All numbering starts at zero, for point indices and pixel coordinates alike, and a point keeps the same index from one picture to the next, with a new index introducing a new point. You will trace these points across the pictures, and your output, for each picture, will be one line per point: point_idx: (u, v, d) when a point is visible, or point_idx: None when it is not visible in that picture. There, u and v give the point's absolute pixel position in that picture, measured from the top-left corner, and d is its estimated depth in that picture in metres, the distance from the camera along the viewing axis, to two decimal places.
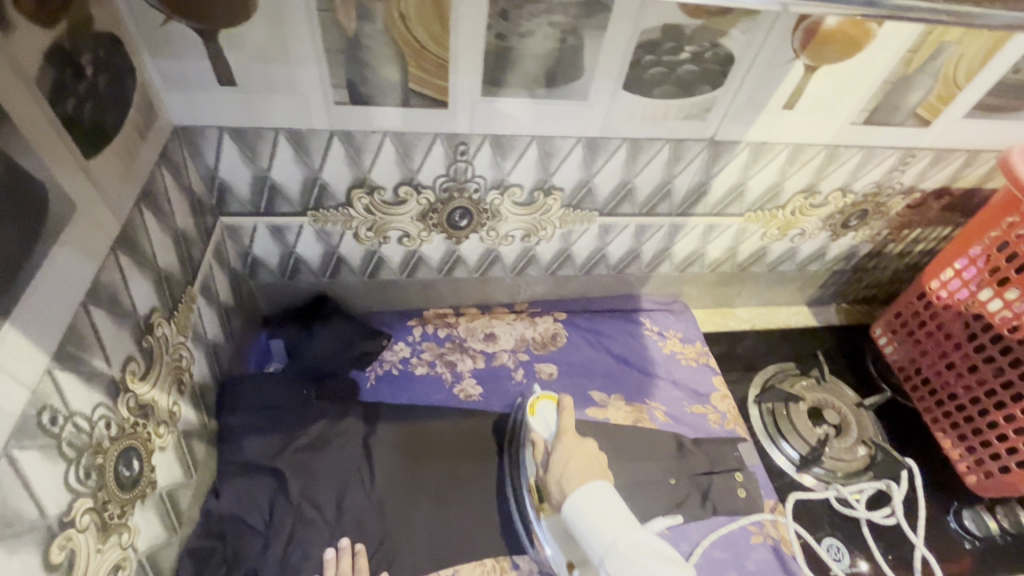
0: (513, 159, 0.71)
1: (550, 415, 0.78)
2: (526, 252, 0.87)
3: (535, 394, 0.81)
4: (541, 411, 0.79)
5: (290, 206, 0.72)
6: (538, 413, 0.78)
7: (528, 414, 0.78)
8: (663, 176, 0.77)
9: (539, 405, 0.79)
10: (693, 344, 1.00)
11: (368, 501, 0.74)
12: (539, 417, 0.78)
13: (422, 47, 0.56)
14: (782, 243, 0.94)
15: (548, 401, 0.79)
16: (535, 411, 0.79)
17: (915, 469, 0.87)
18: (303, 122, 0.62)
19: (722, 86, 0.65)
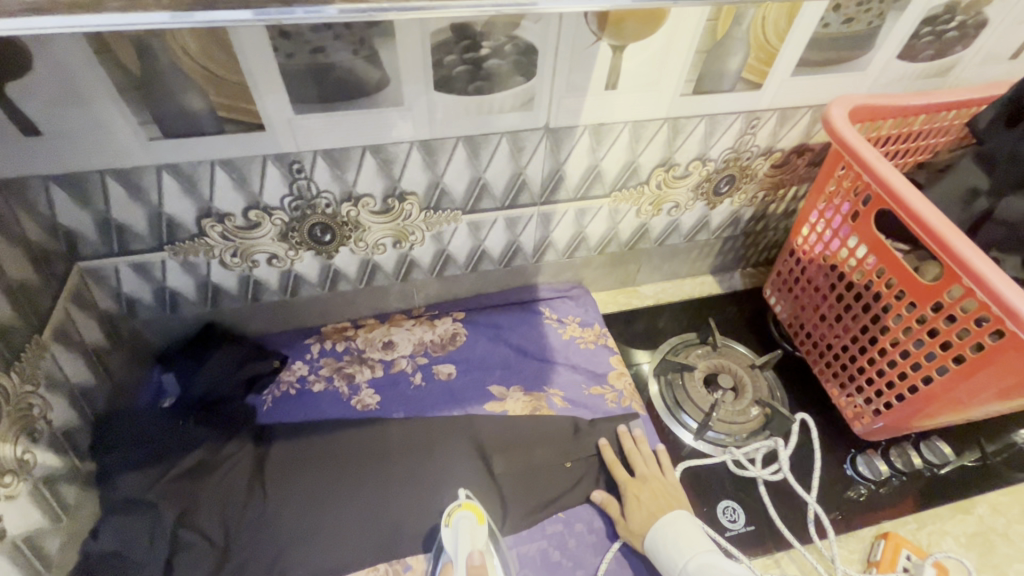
0: (353, 171, 0.72)
1: (466, 535, 0.72)
2: (403, 258, 0.89)
3: (458, 503, 0.76)
4: (456, 522, 0.73)
5: (143, 243, 0.74)
6: (454, 525, 0.73)
7: (444, 524, 0.74)
8: (512, 168, 0.78)
9: (458, 515, 0.74)
10: (592, 327, 1.01)
11: (259, 521, 0.76)
12: (453, 530, 0.73)
13: (216, 76, 0.58)
14: (660, 218, 0.96)
15: (468, 514, 0.74)
16: (451, 523, 0.74)
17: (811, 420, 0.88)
18: (124, 161, 0.64)
19: (536, 76, 0.67)
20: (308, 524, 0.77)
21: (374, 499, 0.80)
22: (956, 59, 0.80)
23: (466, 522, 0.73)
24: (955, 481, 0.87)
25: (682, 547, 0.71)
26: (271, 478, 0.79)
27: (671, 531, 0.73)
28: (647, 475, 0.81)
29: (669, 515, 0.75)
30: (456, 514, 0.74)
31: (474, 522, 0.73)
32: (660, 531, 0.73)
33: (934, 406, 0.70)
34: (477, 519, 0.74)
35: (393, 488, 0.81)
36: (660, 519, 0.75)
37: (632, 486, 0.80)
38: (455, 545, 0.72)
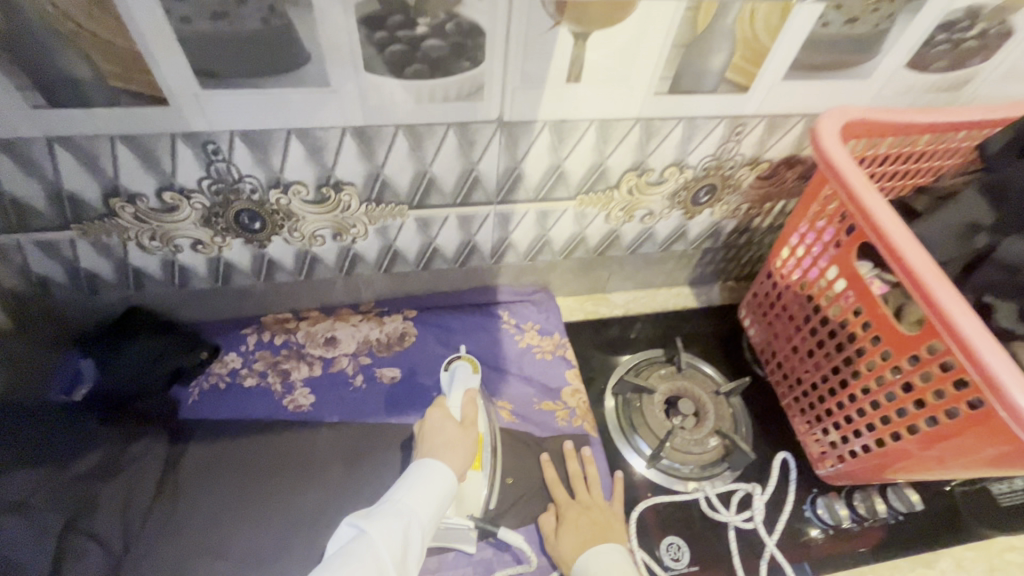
0: (279, 156, 0.64)
1: (462, 380, 0.79)
2: (346, 251, 0.82)
3: (460, 355, 0.84)
4: (455, 368, 0.81)
5: (46, 220, 0.67)
6: (453, 370, 0.81)
7: (443, 370, 0.81)
8: (463, 163, 0.70)
9: (458, 362, 0.82)
10: (552, 336, 0.94)
11: (166, 525, 0.70)
12: (450, 375, 0.80)
13: (102, 39, 0.50)
14: (632, 225, 0.88)
15: (467, 362, 0.81)
16: (450, 369, 0.81)
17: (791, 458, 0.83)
18: (7, 131, 0.56)
19: (484, 62, 0.59)
20: (218, 535, 0.71)
21: (298, 511, 0.75)
22: (973, 72, 0.71)
23: (462, 369, 0.80)
24: (921, 533, 0.81)
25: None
26: (193, 479, 0.75)
27: (595, 560, 0.68)
28: (591, 501, 0.76)
29: (598, 545, 0.70)
30: (455, 362, 0.81)
31: (470, 371, 0.80)
32: (586, 560, 0.68)
33: (900, 463, 0.64)
34: (472, 368, 0.81)
35: (316, 499, 0.76)
36: (588, 547, 0.70)
37: (574, 508, 0.75)
38: (452, 386, 0.79)
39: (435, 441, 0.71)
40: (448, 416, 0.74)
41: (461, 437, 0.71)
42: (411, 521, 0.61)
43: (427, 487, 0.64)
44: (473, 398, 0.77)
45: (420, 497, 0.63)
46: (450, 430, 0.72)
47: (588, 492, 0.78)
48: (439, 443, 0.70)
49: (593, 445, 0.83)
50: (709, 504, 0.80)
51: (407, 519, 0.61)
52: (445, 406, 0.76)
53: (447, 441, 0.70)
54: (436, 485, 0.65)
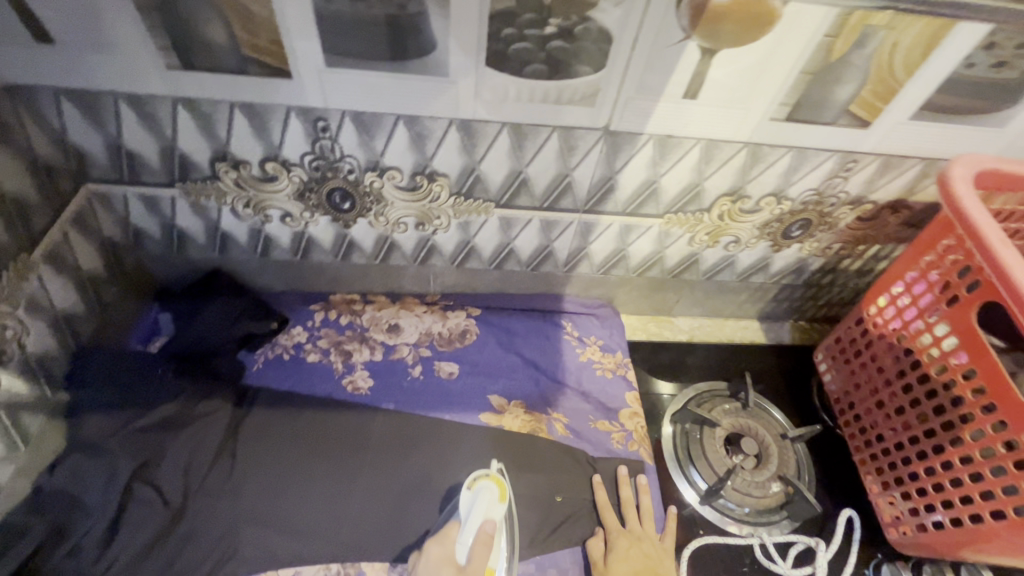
0: (383, 140, 0.65)
1: (478, 515, 0.67)
2: (424, 241, 0.82)
3: (487, 472, 0.70)
4: (479, 489, 0.69)
5: (155, 177, 0.69)
6: (474, 492, 0.69)
7: (466, 485, 0.69)
8: (559, 168, 0.69)
9: (482, 484, 0.69)
10: (614, 354, 0.92)
11: (223, 484, 0.72)
12: (472, 495, 0.69)
13: (244, 8, 0.52)
14: (714, 251, 0.85)
15: (493, 487, 0.68)
16: (472, 488, 0.69)
17: (857, 517, 0.78)
18: (139, 88, 0.58)
19: (604, 69, 0.58)
20: (267, 505, 0.72)
21: (344, 493, 0.74)
22: None
23: (487, 494, 0.68)
24: None
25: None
26: (248, 445, 0.75)
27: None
28: (638, 529, 0.74)
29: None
30: (480, 481, 0.69)
31: (494, 500, 0.68)
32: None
33: (990, 546, 0.60)
34: (497, 498, 0.68)
35: (367, 480, 0.76)
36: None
37: (623, 536, 0.73)
38: (469, 511, 0.67)
39: None
40: (451, 559, 0.64)
41: None
42: None
43: None
44: (487, 540, 0.65)
45: None
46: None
47: (634, 523, 0.75)
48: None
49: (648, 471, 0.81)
50: (764, 552, 0.77)
51: None
52: (450, 542, 0.65)
53: None
54: None
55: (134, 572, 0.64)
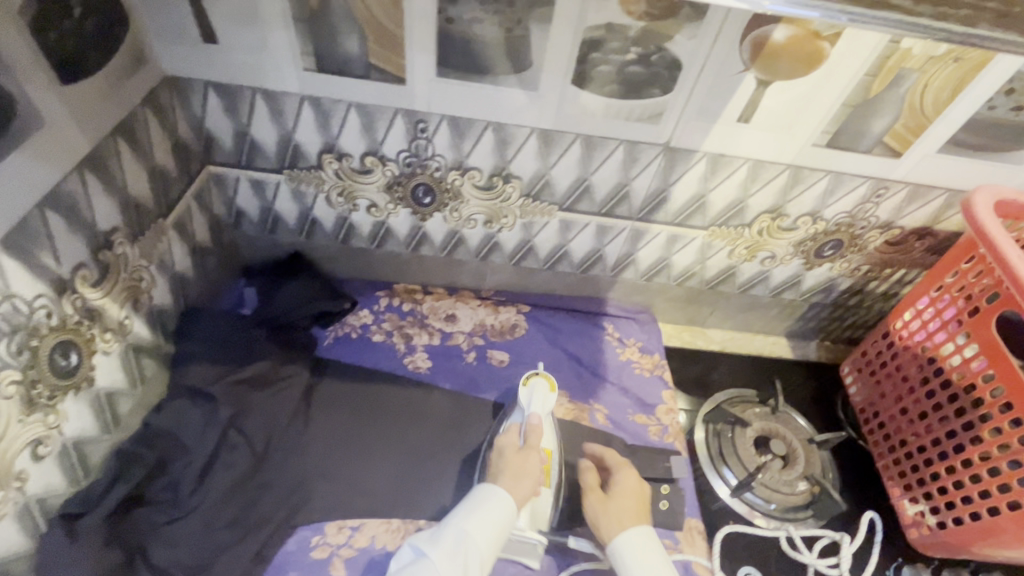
0: (471, 142, 0.75)
1: (539, 401, 0.79)
2: (489, 238, 0.91)
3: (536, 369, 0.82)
4: (532, 385, 0.81)
5: (268, 163, 0.79)
6: (529, 387, 0.81)
7: (520, 383, 0.81)
8: (620, 177, 0.78)
9: (535, 380, 0.81)
10: (652, 355, 0.99)
11: (297, 441, 0.79)
12: (528, 391, 0.80)
13: (380, 25, 0.62)
14: (751, 265, 0.93)
15: (543, 380, 0.80)
16: (527, 385, 0.80)
17: (880, 520, 0.84)
18: (275, 85, 0.69)
19: (672, 92, 0.67)
20: (334, 467, 0.79)
21: (401, 462, 0.82)
22: None
23: (538, 389, 0.79)
24: None
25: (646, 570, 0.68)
26: (319, 415, 0.83)
27: (636, 552, 0.69)
28: (632, 482, 0.77)
29: (628, 530, 0.71)
30: (531, 378, 0.81)
31: (546, 390, 0.80)
32: (623, 547, 0.70)
33: (995, 538, 0.68)
34: (550, 387, 0.80)
35: (424, 449, 0.84)
36: (624, 532, 0.71)
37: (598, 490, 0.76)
38: (526, 403, 0.80)
39: (496, 464, 0.75)
40: (513, 441, 0.77)
41: (518, 463, 0.73)
42: (469, 546, 0.64)
43: (482, 511, 0.68)
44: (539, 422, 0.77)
45: (477, 519, 0.67)
46: (508, 453, 0.75)
47: (625, 475, 0.77)
48: (510, 472, 0.72)
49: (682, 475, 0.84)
50: (789, 543, 0.82)
51: (463, 541, 0.64)
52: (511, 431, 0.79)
53: (506, 464, 0.74)
54: (494, 512, 0.68)
55: (224, 508, 0.71)
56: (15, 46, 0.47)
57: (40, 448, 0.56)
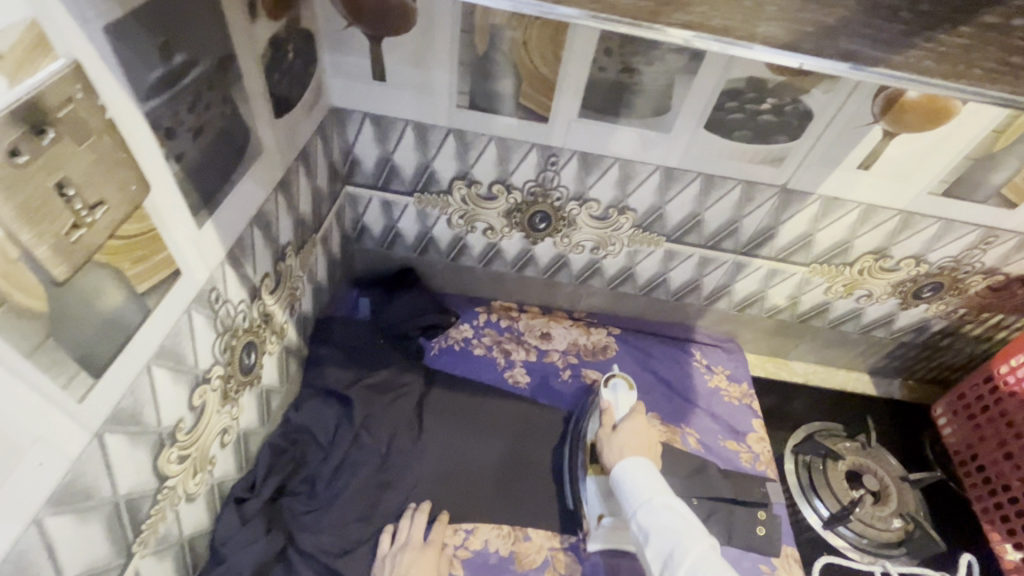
0: (596, 176, 0.80)
1: (622, 395, 0.85)
2: (593, 263, 0.95)
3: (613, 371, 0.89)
4: (614, 384, 0.87)
5: (402, 186, 0.86)
6: (611, 387, 0.86)
7: (601, 383, 0.87)
8: (733, 214, 0.83)
9: (614, 379, 0.87)
10: (739, 385, 1.02)
11: (413, 445, 0.84)
12: (611, 388, 0.86)
13: (536, 70, 0.68)
14: (846, 302, 0.95)
15: (622, 378, 0.87)
16: (609, 384, 0.86)
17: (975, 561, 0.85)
18: (427, 118, 0.76)
19: (799, 139, 0.71)
20: (447, 473, 0.84)
21: (506, 471, 0.86)
22: None
23: (622, 386, 0.86)
24: None
25: (636, 489, 0.70)
26: (431, 423, 0.88)
27: (629, 472, 0.72)
28: (640, 425, 0.79)
29: (629, 457, 0.73)
30: (613, 377, 0.87)
31: (627, 388, 0.86)
32: (619, 471, 0.73)
33: None
34: (628, 384, 0.87)
35: (527, 460, 0.87)
36: (631, 457, 0.73)
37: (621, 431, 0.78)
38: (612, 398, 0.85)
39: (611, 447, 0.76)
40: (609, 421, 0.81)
41: (633, 433, 0.78)
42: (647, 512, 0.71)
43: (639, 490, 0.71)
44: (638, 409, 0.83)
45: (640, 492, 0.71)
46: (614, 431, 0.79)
47: (631, 419, 0.79)
48: (628, 446, 0.75)
49: (778, 504, 0.87)
50: None
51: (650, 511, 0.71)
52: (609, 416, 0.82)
53: (624, 444, 0.76)
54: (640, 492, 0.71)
55: (355, 504, 0.76)
56: (255, 88, 0.55)
57: (225, 436, 0.62)
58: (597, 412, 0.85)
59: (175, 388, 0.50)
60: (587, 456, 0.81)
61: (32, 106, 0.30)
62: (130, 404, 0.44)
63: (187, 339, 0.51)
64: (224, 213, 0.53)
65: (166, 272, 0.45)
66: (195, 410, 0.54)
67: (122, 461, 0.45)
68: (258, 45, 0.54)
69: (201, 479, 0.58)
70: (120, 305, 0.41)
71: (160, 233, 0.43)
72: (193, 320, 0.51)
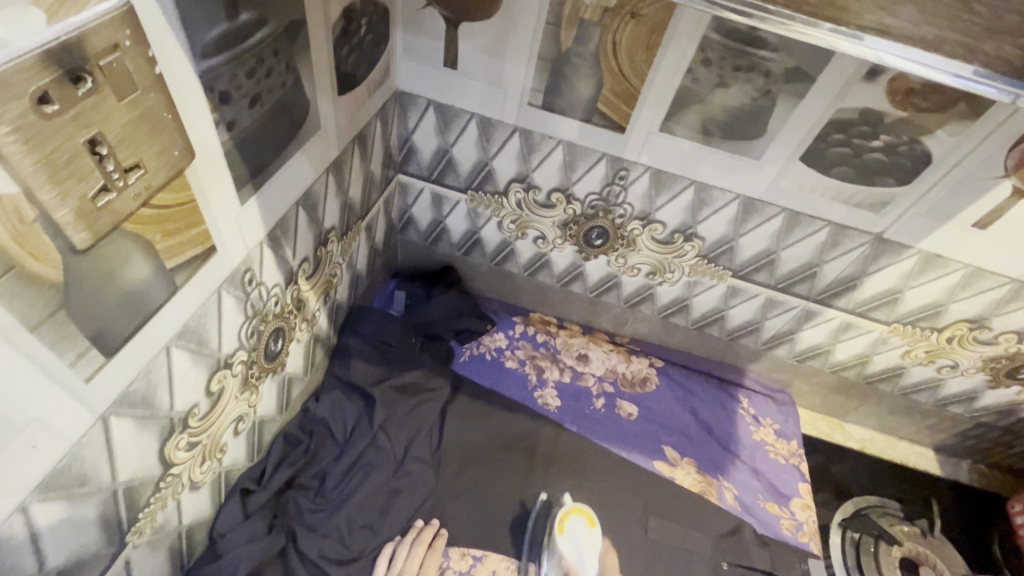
0: (668, 197, 0.73)
1: (586, 541, 0.71)
2: (646, 288, 0.88)
3: (566, 509, 0.74)
4: (570, 527, 0.72)
5: (455, 182, 0.81)
6: (568, 532, 0.72)
7: (557, 530, 0.71)
8: (813, 257, 0.74)
9: (570, 521, 0.73)
10: (788, 442, 0.93)
11: (430, 456, 0.79)
12: (569, 537, 0.71)
13: (622, 75, 0.62)
14: (925, 370, 0.85)
15: (582, 517, 0.73)
16: (566, 531, 0.71)
17: None
18: (494, 113, 0.71)
19: (908, 185, 0.63)
20: (462, 488, 0.78)
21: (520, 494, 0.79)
22: None
23: (581, 529, 0.72)
24: None
25: None
26: (455, 431, 0.83)
27: None
28: None
29: None
30: (568, 520, 0.73)
31: (586, 528, 0.73)
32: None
33: None
34: (589, 523, 0.73)
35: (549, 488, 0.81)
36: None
37: None
38: (573, 549, 0.70)
39: None
40: None
41: None
42: None
43: None
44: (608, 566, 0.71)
45: None
46: None
47: None
48: None
49: None
50: None
51: None
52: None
53: None
54: None
55: (363, 510, 0.71)
56: (321, 60, 0.51)
57: (239, 425, 0.59)
58: (554, 560, 0.70)
59: (192, 371, 0.46)
60: None
61: (72, 48, 0.26)
62: (142, 387, 0.40)
63: (214, 320, 0.47)
64: (270, 191, 0.49)
65: (201, 249, 0.41)
66: (211, 396, 0.51)
67: (125, 447, 0.41)
68: (330, 14, 0.50)
69: (209, 467, 0.55)
70: (146, 279, 0.37)
71: (199, 204, 0.39)
72: (221, 301, 0.47)
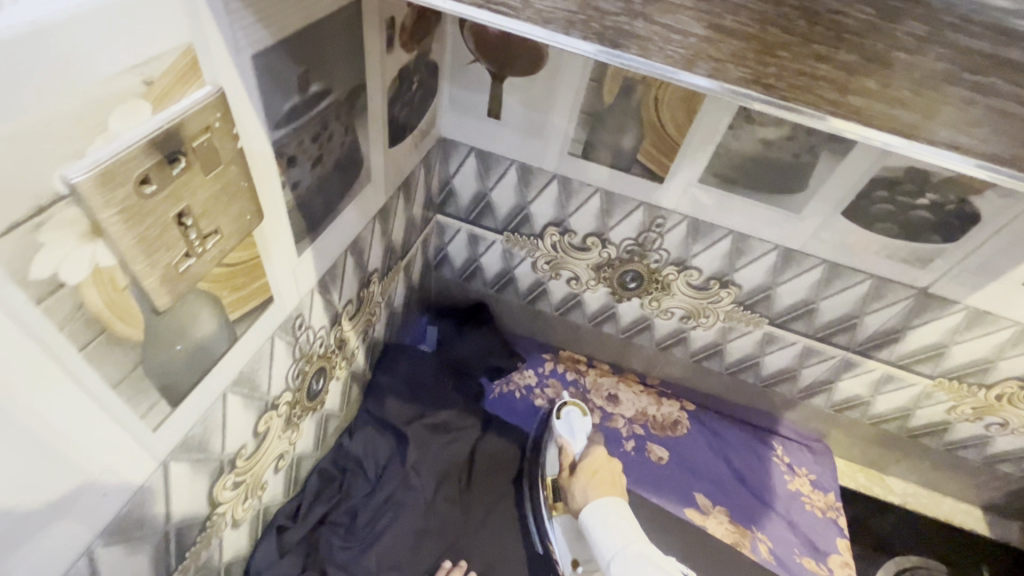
0: (704, 245, 0.73)
1: (578, 425, 0.78)
2: (679, 332, 0.88)
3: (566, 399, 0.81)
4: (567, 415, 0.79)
5: (492, 223, 0.83)
6: (564, 418, 0.79)
7: (553, 416, 0.79)
8: (853, 309, 0.73)
9: (567, 409, 0.79)
10: (825, 495, 0.90)
11: (459, 496, 0.79)
12: (564, 421, 0.78)
13: (662, 129, 0.64)
14: (971, 426, 0.82)
15: (576, 406, 0.79)
16: (561, 415, 0.79)
17: None
18: (534, 160, 0.72)
19: (954, 242, 0.62)
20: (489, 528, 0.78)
21: None
22: None
23: (576, 413, 0.79)
24: None
25: (608, 537, 0.63)
26: (487, 472, 0.83)
27: (599, 519, 0.64)
28: (602, 455, 0.73)
29: (595, 500, 0.67)
30: (565, 407, 0.79)
31: (582, 415, 0.79)
32: (589, 517, 0.65)
33: None
34: (583, 411, 0.79)
35: None
36: (596, 499, 0.67)
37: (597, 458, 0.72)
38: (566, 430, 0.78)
39: (583, 479, 0.70)
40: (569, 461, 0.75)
41: (602, 463, 0.72)
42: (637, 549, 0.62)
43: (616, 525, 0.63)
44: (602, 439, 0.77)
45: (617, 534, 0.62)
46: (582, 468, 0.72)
47: (588, 453, 0.74)
48: (591, 483, 0.69)
49: None
50: None
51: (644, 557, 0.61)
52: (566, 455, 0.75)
53: (594, 482, 0.69)
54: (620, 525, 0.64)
55: (392, 550, 0.71)
56: (376, 118, 0.53)
57: (279, 462, 0.60)
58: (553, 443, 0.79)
59: (243, 415, 0.48)
60: (549, 498, 0.75)
61: (171, 135, 0.29)
62: (199, 433, 0.42)
63: (266, 366, 0.49)
64: (324, 243, 0.51)
65: (259, 300, 0.43)
66: (257, 437, 0.52)
67: (180, 489, 0.43)
68: (387, 77, 0.52)
69: (250, 505, 0.56)
70: (211, 333, 0.39)
71: (262, 260, 0.41)
72: (274, 348, 0.49)
